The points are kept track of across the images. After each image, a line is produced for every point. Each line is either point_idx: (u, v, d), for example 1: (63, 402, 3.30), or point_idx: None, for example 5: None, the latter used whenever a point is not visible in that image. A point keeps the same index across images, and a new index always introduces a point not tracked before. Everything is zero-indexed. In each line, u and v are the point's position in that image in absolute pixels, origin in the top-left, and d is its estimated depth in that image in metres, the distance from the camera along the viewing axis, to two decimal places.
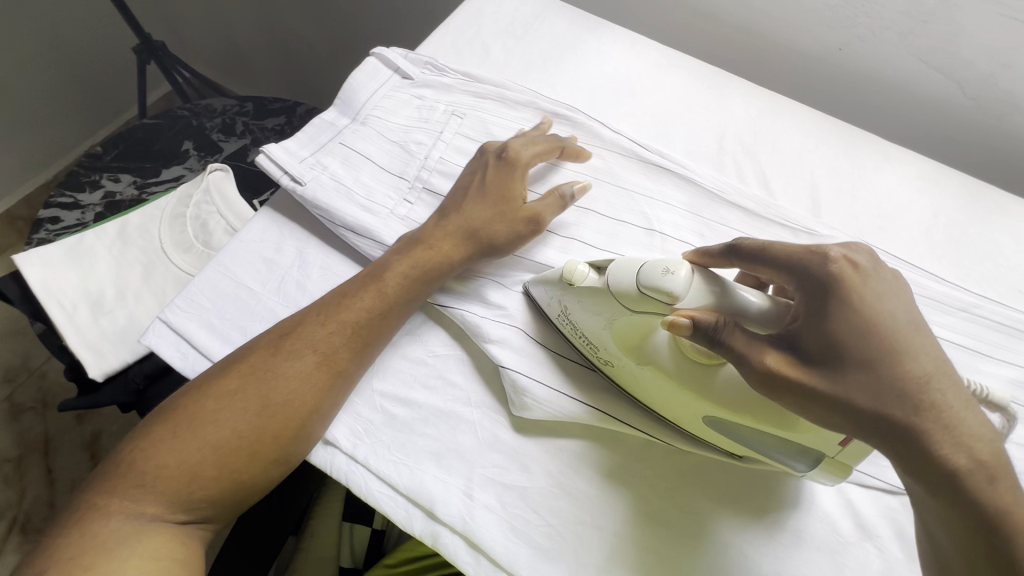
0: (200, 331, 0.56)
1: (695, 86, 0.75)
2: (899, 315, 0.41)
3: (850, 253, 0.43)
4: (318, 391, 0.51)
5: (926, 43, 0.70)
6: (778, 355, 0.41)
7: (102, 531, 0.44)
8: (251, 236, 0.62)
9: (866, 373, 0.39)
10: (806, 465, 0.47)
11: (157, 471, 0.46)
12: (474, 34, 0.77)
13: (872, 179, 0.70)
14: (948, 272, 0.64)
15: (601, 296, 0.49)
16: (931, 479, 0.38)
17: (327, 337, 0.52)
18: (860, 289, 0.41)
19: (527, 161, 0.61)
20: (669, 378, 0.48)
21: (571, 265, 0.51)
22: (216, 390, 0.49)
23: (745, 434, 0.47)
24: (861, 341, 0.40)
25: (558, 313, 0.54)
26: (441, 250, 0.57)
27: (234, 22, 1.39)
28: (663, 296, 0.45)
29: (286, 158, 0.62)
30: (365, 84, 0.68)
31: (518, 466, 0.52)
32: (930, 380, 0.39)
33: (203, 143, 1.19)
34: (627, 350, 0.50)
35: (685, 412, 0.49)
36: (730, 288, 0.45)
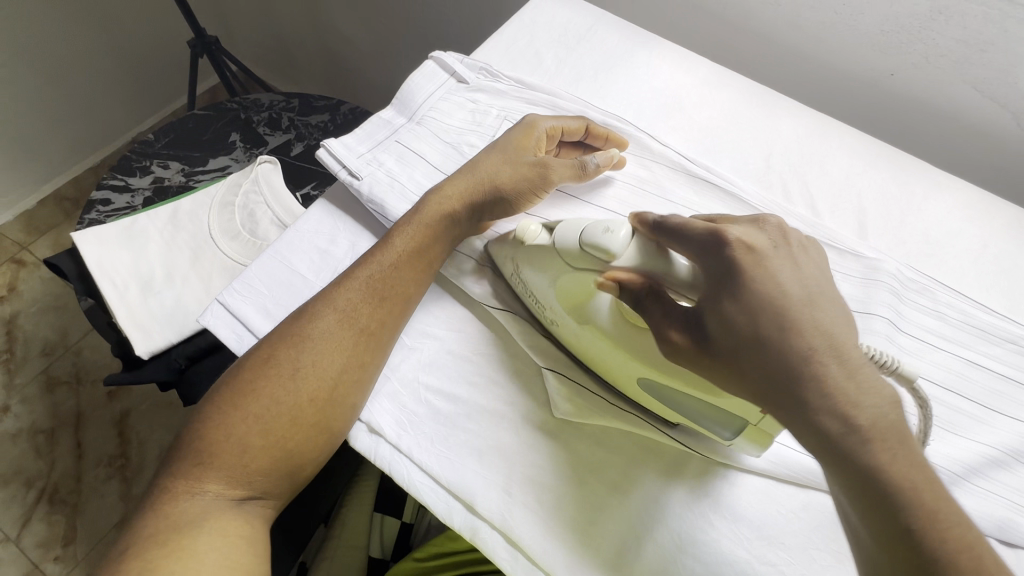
0: (255, 316, 0.55)
1: (743, 103, 0.73)
2: (789, 289, 0.40)
3: (746, 234, 0.42)
4: (345, 347, 0.50)
5: (981, 72, 0.67)
6: (677, 332, 0.43)
7: (175, 511, 0.44)
8: (307, 226, 0.60)
9: (757, 348, 0.39)
10: (730, 432, 0.47)
11: (212, 448, 0.46)
12: (526, 42, 0.77)
13: (922, 206, 0.67)
14: (996, 302, 0.61)
15: (546, 254, 0.51)
16: (820, 447, 0.38)
17: (350, 297, 0.52)
18: (750, 266, 0.41)
19: (543, 127, 0.60)
20: (606, 338, 0.49)
21: (523, 225, 0.52)
22: (251, 361, 0.49)
23: (678, 400, 0.48)
24: (747, 315, 0.40)
25: (512, 273, 0.55)
26: (456, 207, 0.56)
27: (283, 19, 1.42)
28: (601, 254, 0.46)
29: (344, 152, 0.61)
30: (423, 86, 0.68)
31: (556, 467, 0.50)
32: (816, 354, 0.38)
33: (250, 135, 1.21)
34: (571, 309, 0.51)
35: (622, 373, 0.50)
36: (662, 253, 0.45)
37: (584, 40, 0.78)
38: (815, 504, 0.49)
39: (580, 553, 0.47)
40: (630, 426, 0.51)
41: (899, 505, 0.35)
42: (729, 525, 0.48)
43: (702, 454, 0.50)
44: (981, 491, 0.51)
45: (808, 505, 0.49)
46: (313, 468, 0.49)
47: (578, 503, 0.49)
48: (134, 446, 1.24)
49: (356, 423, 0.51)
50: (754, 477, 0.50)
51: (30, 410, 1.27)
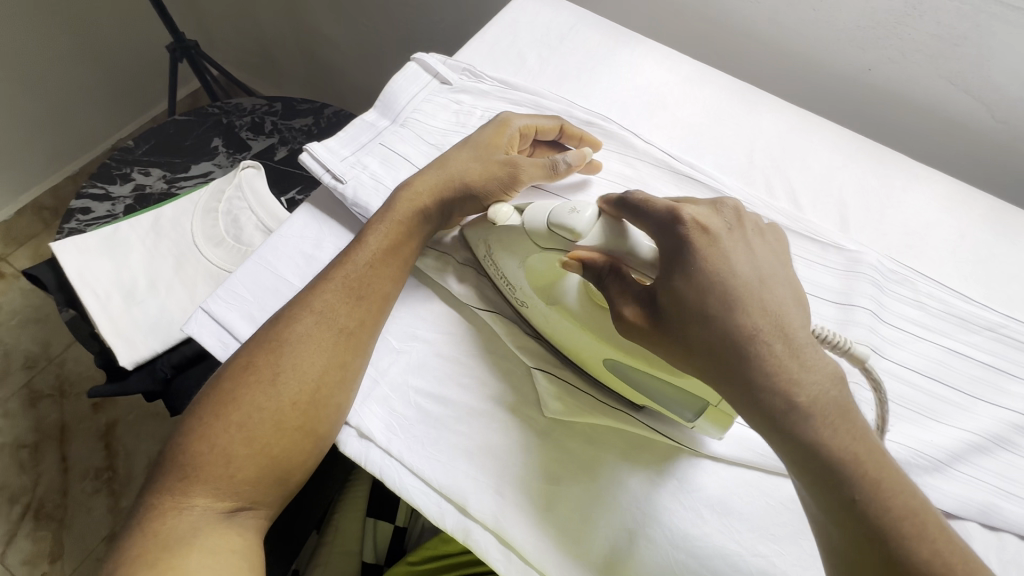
0: (241, 323, 0.55)
1: (726, 100, 0.74)
2: (736, 271, 0.41)
3: (700, 215, 0.43)
4: (323, 346, 0.50)
5: (955, 66, 0.68)
6: (635, 308, 0.43)
7: (163, 528, 0.43)
8: (291, 231, 0.60)
9: (703, 328, 0.40)
10: (692, 414, 0.48)
11: (198, 461, 0.45)
12: (509, 42, 0.77)
13: (901, 198, 0.68)
14: (974, 291, 0.62)
15: (518, 237, 0.53)
16: (768, 424, 0.38)
17: (327, 298, 0.51)
18: (696, 249, 0.41)
19: (517, 125, 0.61)
20: (574, 319, 0.51)
21: (496, 207, 0.53)
22: (230, 370, 0.49)
23: (640, 380, 0.49)
24: (693, 293, 0.40)
25: (485, 254, 0.57)
26: (428, 202, 0.56)
27: (264, 22, 1.40)
28: (568, 234, 0.47)
29: (328, 155, 0.61)
30: (406, 87, 0.67)
31: (547, 466, 0.50)
32: (760, 332, 0.39)
33: (232, 141, 1.20)
34: (540, 290, 0.53)
35: (589, 354, 0.52)
36: (627, 232, 0.45)
37: (567, 40, 0.78)
38: None
39: (573, 551, 0.47)
40: (617, 425, 0.52)
41: (847, 478, 0.36)
42: (720, 519, 0.48)
43: (686, 447, 0.51)
44: (965, 476, 0.52)
45: (797, 496, 0.49)
46: (304, 473, 0.48)
47: (570, 505, 0.49)
48: (121, 458, 1.22)
49: (343, 427, 0.51)
50: (742, 469, 0.51)
51: (12, 424, 1.24)
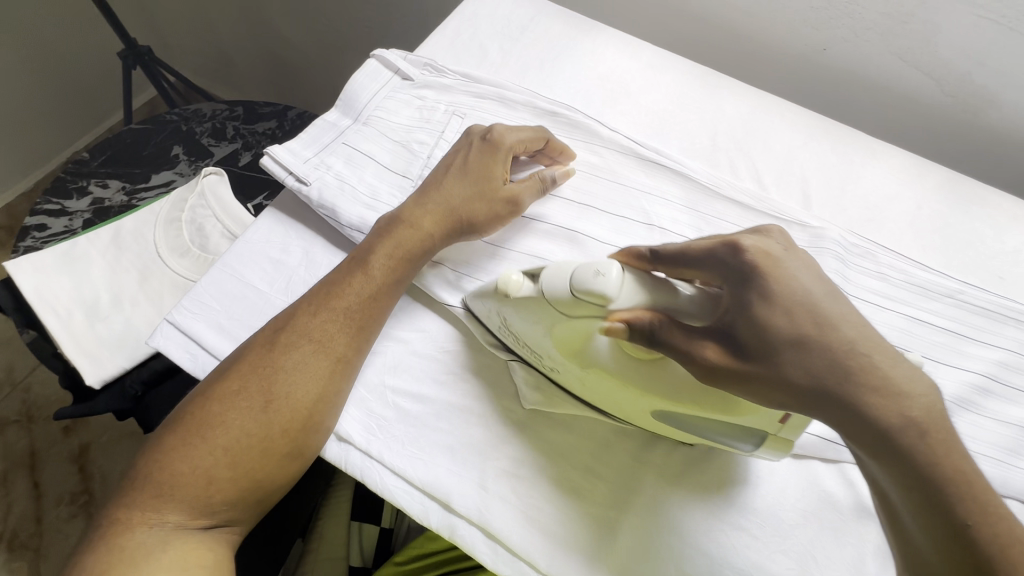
0: (209, 333, 0.53)
1: (688, 85, 0.75)
2: (815, 289, 0.40)
3: (760, 241, 0.42)
4: (320, 377, 0.48)
5: (905, 42, 0.70)
6: (714, 346, 0.40)
7: (128, 544, 0.42)
8: (256, 237, 0.58)
9: (797, 350, 0.38)
10: (750, 444, 0.46)
11: (174, 478, 0.44)
12: (469, 35, 0.76)
13: (860, 173, 0.70)
14: (932, 260, 0.65)
15: (537, 306, 0.46)
16: (873, 445, 0.37)
17: (325, 325, 0.49)
18: (773, 269, 0.41)
19: (511, 145, 0.58)
20: (614, 377, 0.46)
21: (504, 276, 0.47)
22: (218, 392, 0.47)
23: (696, 423, 0.46)
24: (785, 315, 0.39)
25: (499, 324, 0.51)
26: (424, 228, 0.55)
27: (218, 25, 1.36)
28: (596, 301, 0.42)
29: (289, 158, 0.59)
30: (367, 85, 0.66)
31: (531, 457, 0.50)
32: (855, 346, 0.38)
33: (193, 148, 1.17)
34: (571, 356, 0.47)
35: (634, 407, 0.48)
36: (663, 286, 0.42)
37: (527, 31, 0.78)
38: (779, 467, 0.51)
39: (558, 539, 0.47)
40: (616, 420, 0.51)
41: (954, 494, 0.35)
42: (700, 497, 0.49)
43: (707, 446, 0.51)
44: None
45: (773, 469, 0.51)
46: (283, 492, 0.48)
47: (553, 493, 0.49)
48: (98, 481, 1.18)
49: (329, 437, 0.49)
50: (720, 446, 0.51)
51: None
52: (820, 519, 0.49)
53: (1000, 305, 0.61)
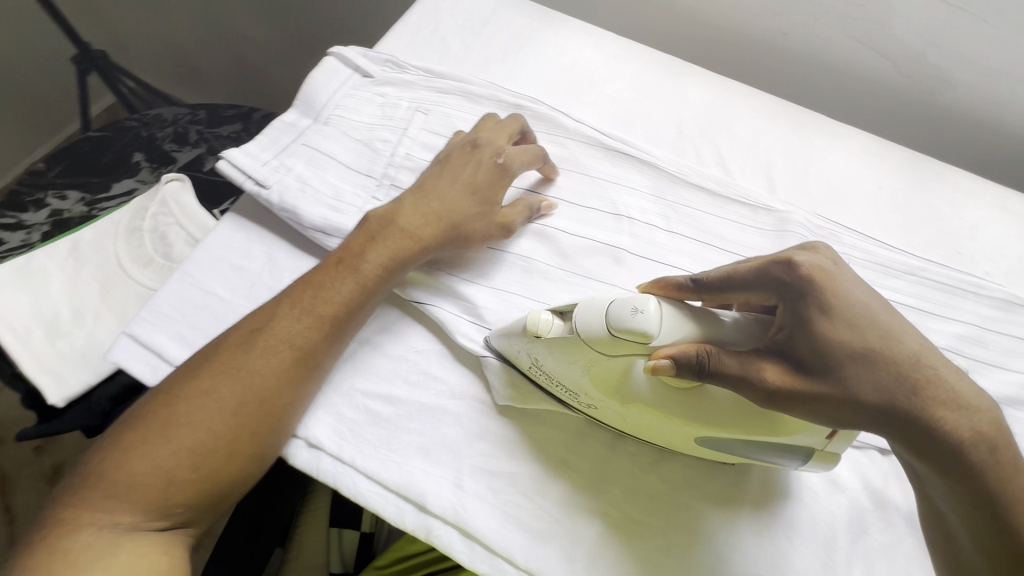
0: (170, 345, 0.51)
1: (652, 74, 0.75)
2: (871, 302, 0.40)
3: (811, 258, 0.42)
4: (296, 385, 0.48)
5: (861, 25, 0.71)
6: (771, 366, 0.39)
7: (72, 546, 0.40)
8: (216, 243, 0.56)
9: (865, 367, 0.38)
10: (800, 460, 0.46)
11: (129, 478, 0.42)
12: (430, 30, 0.75)
13: (822, 155, 0.71)
14: (893, 238, 0.66)
15: (574, 348, 0.45)
16: (941, 459, 0.38)
17: (307, 332, 0.48)
18: (830, 284, 0.40)
19: (516, 169, 0.58)
20: (657, 410, 0.45)
21: (533, 316, 0.46)
22: (185, 393, 0.45)
23: (744, 446, 0.45)
24: (848, 330, 0.39)
25: (530, 364, 0.49)
26: (418, 236, 0.53)
27: (176, 26, 1.32)
28: (639, 338, 0.41)
29: (247, 161, 0.58)
30: (325, 84, 0.65)
31: (506, 453, 0.50)
32: (921, 359, 0.39)
33: (155, 154, 1.14)
34: (610, 393, 0.46)
35: (678, 436, 0.47)
36: (701, 317, 0.43)
37: (489, 23, 0.77)
38: None
39: (537, 533, 0.47)
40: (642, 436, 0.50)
41: (1011, 501, 0.37)
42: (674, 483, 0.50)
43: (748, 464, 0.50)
44: None
45: None
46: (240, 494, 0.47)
47: (531, 489, 0.49)
48: None
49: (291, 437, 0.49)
50: None
51: None
52: (790, 498, 0.49)
53: (960, 280, 0.63)
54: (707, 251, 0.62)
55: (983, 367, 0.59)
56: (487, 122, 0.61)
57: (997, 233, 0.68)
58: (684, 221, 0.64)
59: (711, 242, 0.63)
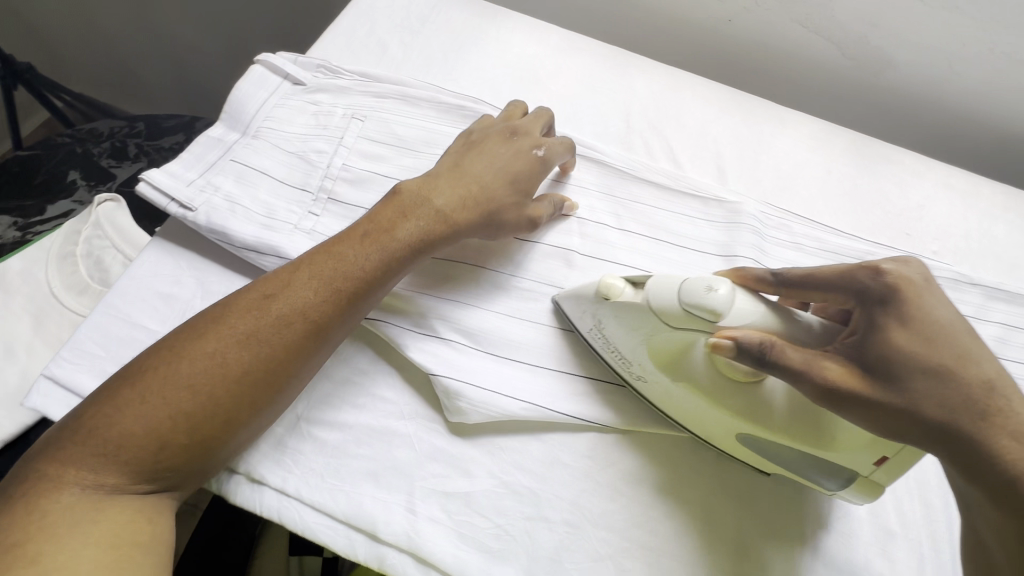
0: (93, 384, 0.48)
1: (598, 67, 0.74)
2: (956, 322, 0.38)
3: (903, 268, 0.40)
4: (304, 358, 0.44)
5: (804, 9, 0.71)
6: (835, 367, 0.38)
7: (52, 508, 0.37)
8: (143, 271, 0.53)
9: (935, 383, 0.36)
10: (836, 484, 0.46)
11: (121, 437, 0.39)
12: (367, 31, 0.72)
13: (771, 142, 0.71)
14: (844, 224, 0.66)
15: (642, 317, 0.47)
16: (989, 485, 0.36)
17: (321, 303, 0.45)
18: (915, 296, 0.38)
19: (551, 159, 0.57)
20: (704, 393, 0.46)
21: (607, 281, 0.48)
22: (188, 352, 0.42)
23: (779, 454, 0.46)
24: (923, 345, 0.37)
25: (591, 327, 0.51)
26: (450, 217, 0.51)
27: (107, 34, 1.26)
28: (706, 314, 0.42)
29: (169, 182, 0.54)
30: (254, 94, 0.62)
31: (460, 471, 0.48)
32: (994, 385, 0.37)
33: (92, 171, 1.09)
34: (664, 367, 0.47)
35: (720, 426, 0.47)
36: (777, 312, 0.42)
37: (429, 21, 0.74)
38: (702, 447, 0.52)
39: (497, 552, 0.46)
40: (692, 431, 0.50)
41: None
42: (635, 488, 0.49)
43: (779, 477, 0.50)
44: None
45: (697, 451, 0.51)
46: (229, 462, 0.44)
47: (488, 507, 0.47)
48: None
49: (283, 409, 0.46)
50: (648, 437, 0.52)
51: None
52: (742, 494, 0.50)
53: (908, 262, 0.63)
54: (660, 248, 0.61)
55: None
56: (517, 111, 0.60)
57: (942, 212, 0.68)
58: (635, 217, 0.63)
59: (663, 238, 0.62)
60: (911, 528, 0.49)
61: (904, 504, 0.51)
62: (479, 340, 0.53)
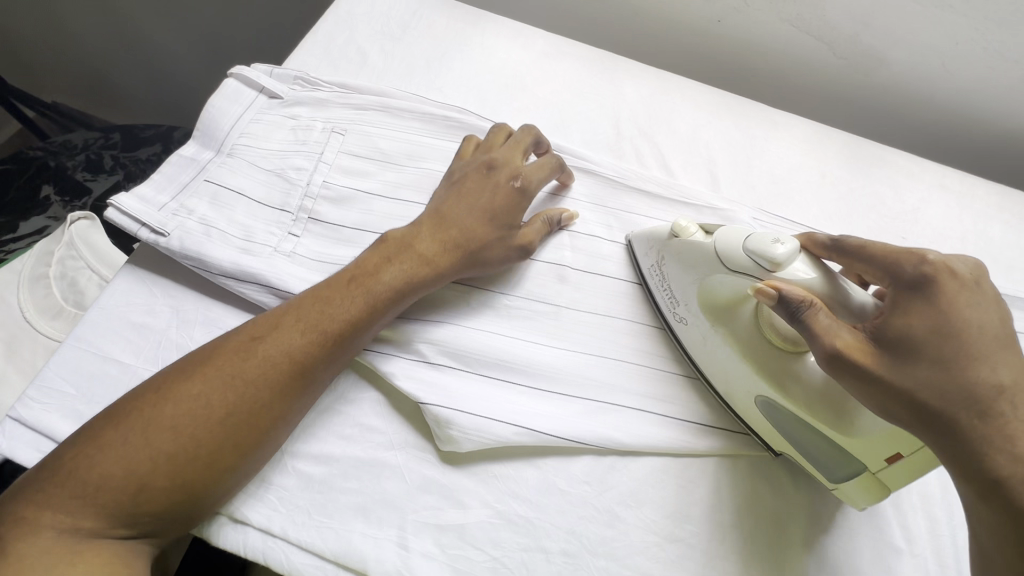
0: (63, 424, 0.45)
1: (586, 72, 0.72)
2: (985, 323, 0.37)
3: (951, 261, 0.39)
4: (287, 403, 0.42)
5: (794, 9, 0.69)
6: (849, 337, 0.38)
7: (27, 553, 0.34)
8: (114, 301, 0.51)
9: (938, 371, 0.36)
10: (842, 475, 0.45)
11: (100, 479, 0.37)
12: (345, 39, 0.70)
13: (764, 146, 0.69)
14: (840, 229, 0.65)
15: (703, 256, 0.49)
16: (980, 483, 0.35)
17: (302, 346, 0.43)
18: (951, 288, 0.37)
19: (537, 188, 0.55)
20: (737, 343, 0.48)
21: (682, 223, 0.51)
22: (173, 394, 0.40)
23: (792, 429, 0.46)
24: (933, 333, 0.36)
25: (654, 267, 0.55)
26: (433, 260, 0.50)
27: (79, 42, 1.21)
28: (765, 262, 0.43)
29: (139, 206, 0.51)
30: (227, 110, 0.59)
31: (454, 503, 0.46)
32: (1003, 390, 0.35)
33: (66, 186, 1.05)
34: (709, 311, 0.50)
35: (741, 388, 0.48)
36: (833, 278, 0.41)
37: (410, 27, 0.72)
38: (701, 467, 0.50)
39: None
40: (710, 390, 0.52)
41: None
42: (635, 513, 0.48)
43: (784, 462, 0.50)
44: None
45: (697, 471, 0.50)
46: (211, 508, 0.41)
47: (484, 540, 0.45)
48: None
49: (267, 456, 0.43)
50: (646, 459, 0.50)
51: None
52: (743, 516, 0.48)
53: None
54: None
55: None
56: (498, 136, 0.58)
57: (937, 214, 0.67)
58: (628, 229, 0.61)
59: None
60: (913, 542, 0.49)
61: (907, 519, 0.50)
62: (469, 364, 0.51)
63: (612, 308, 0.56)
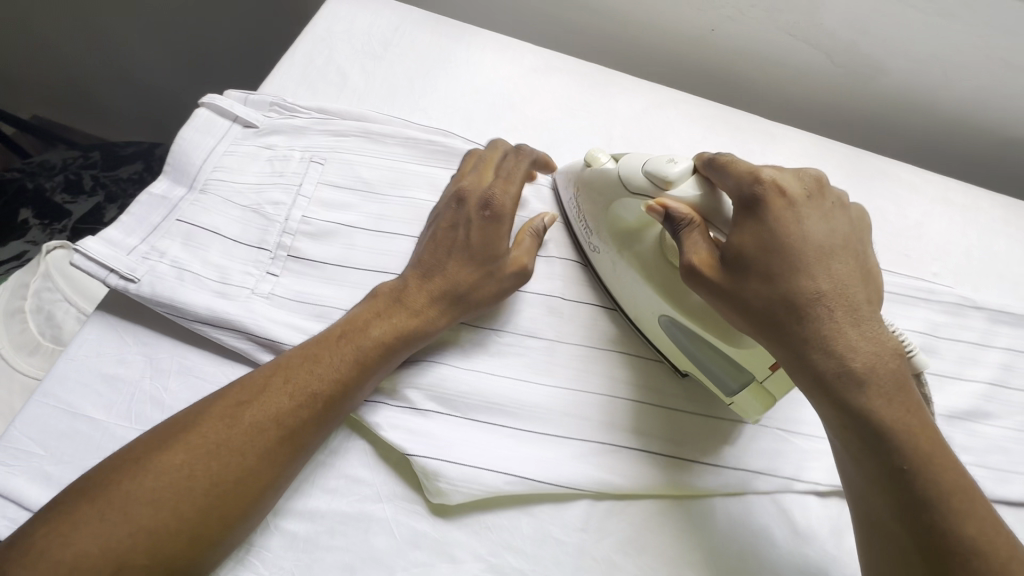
0: (30, 488, 0.43)
1: (576, 87, 0.69)
2: (811, 235, 0.42)
3: (781, 179, 0.43)
4: (276, 471, 0.41)
5: (791, 18, 0.66)
6: (705, 251, 0.43)
7: None
8: (85, 351, 0.48)
9: (764, 283, 0.41)
10: (735, 385, 0.48)
11: (74, 561, 0.34)
12: (325, 58, 0.67)
13: (762, 162, 0.67)
14: None
15: (609, 183, 0.53)
16: (812, 381, 0.40)
17: (287, 406, 0.42)
18: (778, 206, 0.42)
19: (513, 209, 0.53)
20: (641, 265, 0.51)
21: (594, 153, 0.54)
22: (156, 464, 0.38)
23: (692, 346, 0.49)
24: (758, 246, 0.42)
25: (571, 201, 0.58)
26: (422, 312, 0.49)
27: (54, 56, 1.17)
28: (659, 181, 0.47)
29: (106, 249, 0.48)
30: (200, 141, 0.56)
31: (445, 558, 0.44)
32: (822, 296, 0.40)
33: (45, 209, 1.02)
34: (617, 237, 0.53)
35: (646, 306, 0.51)
36: (714, 196, 0.46)
37: (391, 45, 0.69)
38: (702, 508, 0.48)
39: None
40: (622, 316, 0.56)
41: (866, 427, 0.38)
42: (635, 562, 0.46)
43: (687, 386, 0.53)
44: None
45: (698, 513, 0.48)
46: None
47: None
48: None
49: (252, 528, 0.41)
50: (644, 501, 0.48)
51: None
52: (748, 561, 0.46)
53: (912, 287, 0.60)
54: None
55: (942, 380, 0.56)
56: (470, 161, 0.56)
57: (942, 230, 0.65)
58: None
59: None
60: None
61: None
62: (457, 407, 0.49)
63: (606, 341, 0.54)
